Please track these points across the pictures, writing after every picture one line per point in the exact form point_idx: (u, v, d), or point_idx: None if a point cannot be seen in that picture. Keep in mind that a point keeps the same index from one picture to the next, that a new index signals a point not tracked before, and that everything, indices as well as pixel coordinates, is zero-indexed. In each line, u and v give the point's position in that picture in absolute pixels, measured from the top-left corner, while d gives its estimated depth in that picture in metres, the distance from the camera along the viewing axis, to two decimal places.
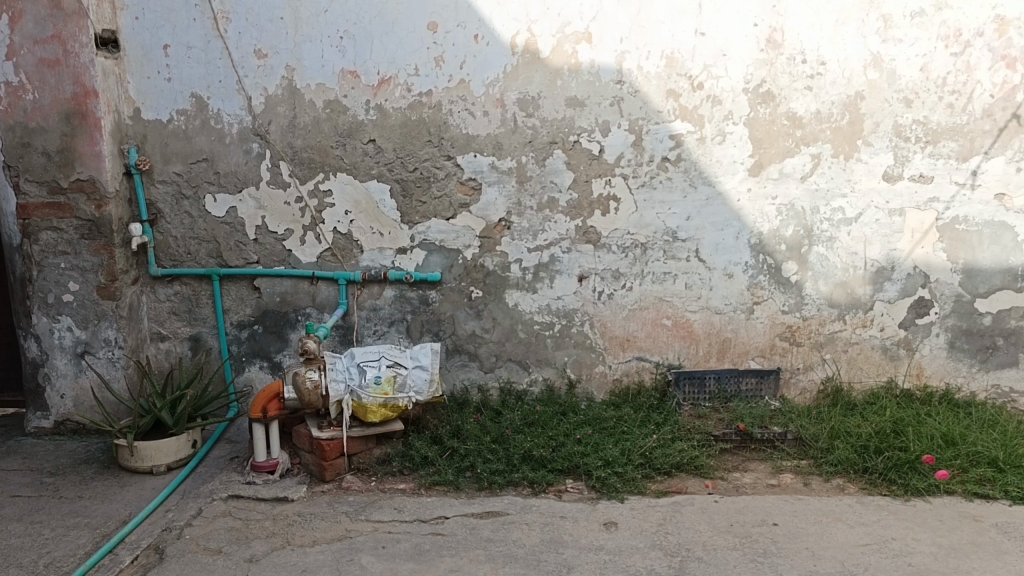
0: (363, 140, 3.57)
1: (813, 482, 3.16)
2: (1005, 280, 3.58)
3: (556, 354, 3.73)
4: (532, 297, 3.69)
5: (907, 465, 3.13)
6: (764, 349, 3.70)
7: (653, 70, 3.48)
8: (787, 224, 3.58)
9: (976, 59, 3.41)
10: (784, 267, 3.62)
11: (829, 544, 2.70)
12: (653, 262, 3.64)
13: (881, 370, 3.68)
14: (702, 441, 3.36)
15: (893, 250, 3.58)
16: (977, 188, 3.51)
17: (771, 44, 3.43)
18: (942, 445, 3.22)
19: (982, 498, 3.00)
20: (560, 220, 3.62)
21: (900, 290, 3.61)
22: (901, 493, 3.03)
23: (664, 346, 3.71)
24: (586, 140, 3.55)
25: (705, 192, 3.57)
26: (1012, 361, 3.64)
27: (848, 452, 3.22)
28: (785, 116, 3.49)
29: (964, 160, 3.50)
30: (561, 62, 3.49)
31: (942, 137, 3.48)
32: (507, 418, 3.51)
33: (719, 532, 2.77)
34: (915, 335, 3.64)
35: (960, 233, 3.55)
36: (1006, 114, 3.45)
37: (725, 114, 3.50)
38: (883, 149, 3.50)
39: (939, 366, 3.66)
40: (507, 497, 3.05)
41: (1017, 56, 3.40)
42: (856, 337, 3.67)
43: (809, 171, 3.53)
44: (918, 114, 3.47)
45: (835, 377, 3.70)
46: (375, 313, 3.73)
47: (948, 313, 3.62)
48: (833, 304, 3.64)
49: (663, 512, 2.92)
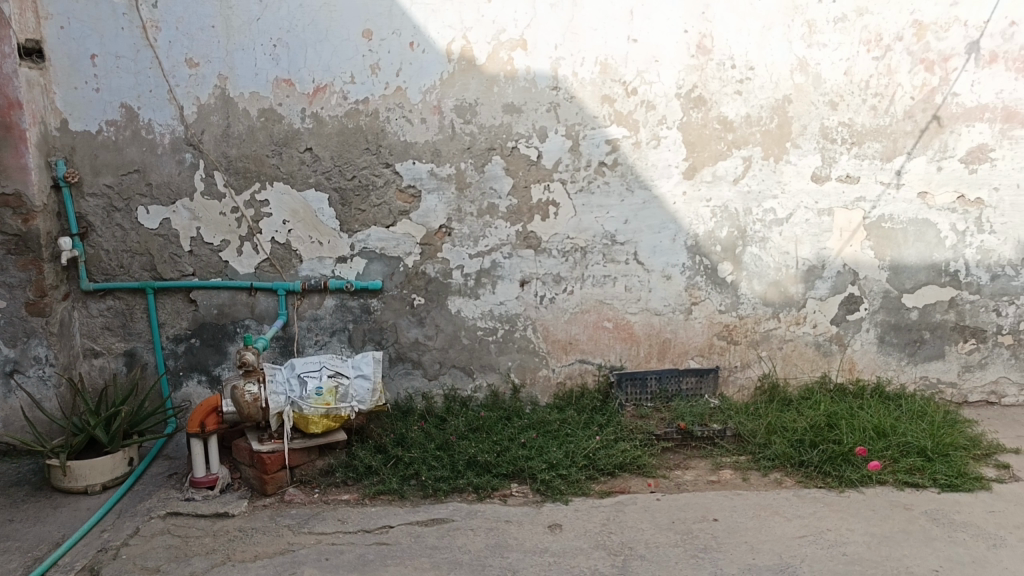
0: (299, 149, 3.55)
1: (752, 477, 3.23)
2: (930, 275, 3.70)
3: (500, 359, 3.74)
4: (474, 303, 3.70)
5: (841, 457, 3.22)
6: (702, 348, 3.77)
7: (588, 76, 3.52)
8: (721, 225, 3.66)
9: (897, 63, 3.53)
10: (719, 267, 3.70)
11: (767, 537, 2.76)
12: (592, 266, 3.69)
13: (815, 366, 3.78)
14: (644, 441, 3.41)
15: (823, 249, 3.68)
16: (900, 187, 3.64)
17: (701, 50, 3.51)
18: (874, 437, 3.32)
19: (912, 487, 3.10)
20: (500, 226, 3.64)
21: (831, 288, 3.71)
22: (835, 484, 3.12)
23: (605, 348, 3.76)
24: (524, 146, 3.58)
25: (641, 196, 3.63)
26: (938, 353, 3.77)
27: (785, 446, 3.31)
28: (716, 120, 3.57)
29: (888, 160, 3.62)
30: (496, 69, 3.52)
31: (867, 138, 3.60)
32: (451, 425, 3.50)
33: (661, 530, 2.82)
34: (846, 331, 3.75)
35: (886, 231, 3.67)
36: (926, 115, 3.58)
37: (659, 119, 3.56)
38: (811, 151, 3.60)
39: (870, 361, 3.78)
40: (452, 503, 3.04)
41: (935, 59, 3.53)
42: (790, 334, 3.76)
43: (741, 173, 3.62)
44: (843, 116, 3.57)
45: (771, 373, 3.78)
46: (315, 323, 3.69)
47: (877, 308, 3.73)
48: (767, 302, 3.73)
49: (606, 512, 2.95)
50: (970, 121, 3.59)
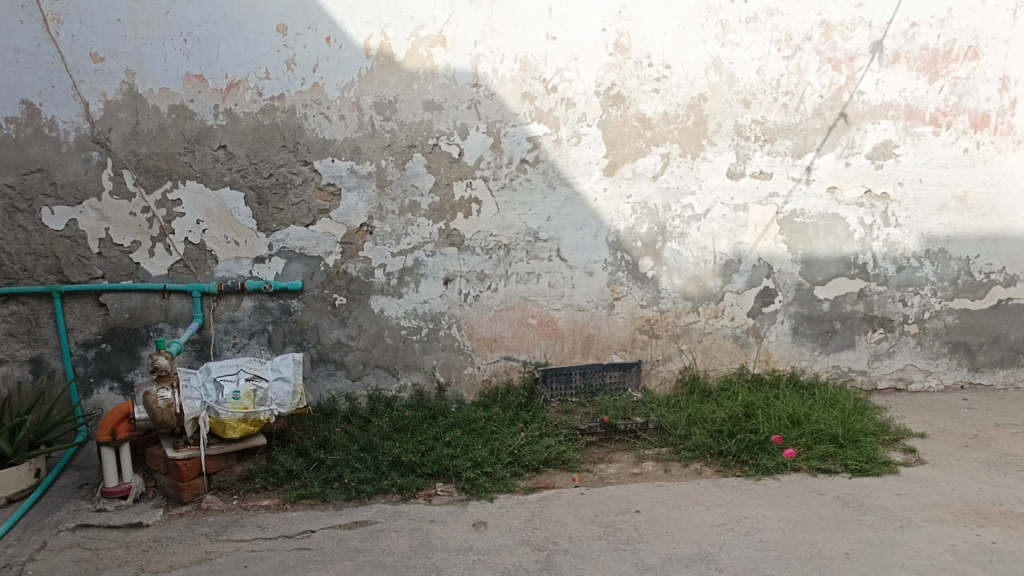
0: (213, 147, 3.45)
1: (673, 468, 3.29)
2: (840, 267, 3.83)
3: (424, 358, 3.72)
4: (397, 302, 3.66)
5: (758, 445, 3.31)
6: (625, 343, 3.82)
7: (508, 73, 3.53)
8: (641, 221, 3.71)
9: (806, 62, 3.64)
10: (640, 263, 3.75)
11: (687, 527, 2.81)
12: (516, 263, 3.69)
13: (733, 358, 3.88)
14: (569, 436, 3.44)
15: (739, 244, 3.77)
16: (811, 182, 3.75)
17: (619, 48, 3.55)
18: (789, 425, 3.42)
19: (825, 473, 3.20)
20: (422, 223, 3.62)
21: (747, 281, 3.81)
22: (752, 472, 3.20)
23: (530, 345, 3.77)
24: (445, 144, 3.56)
25: (563, 193, 3.66)
26: (849, 343, 3.91)
27: (704, 437, 3.38)
28: (635, 117, 3.62)
29: (799, 156, 3.73)
30: (415, 66, 3.49)
31: (779, 136, 3.70)
32: (375, 426, 3.46)
33: (585, 524, 2.84)
34: (762, 323, 3.86)
35: (798, 226, 3.78)
36: (834, 113, 3.70)
37: (579, 116, 3.59)
38: (726, 148, 3.69)
39: (785, 351, 3.89)
40: (376, 505, 3.01)
41: (842, 59, 3.65)
42: (709, 327, 3.84)
43: (660, 170, 3.68)
44: (756, 114, 3.67)
45: (692, 366, 3.86)
46: (233, 325, 3.60)
47: (791, 301, 3.85)
48: (687, 296, 3.80)
49: (531, 508, 2.96)
50: (875, 119, 3.72)
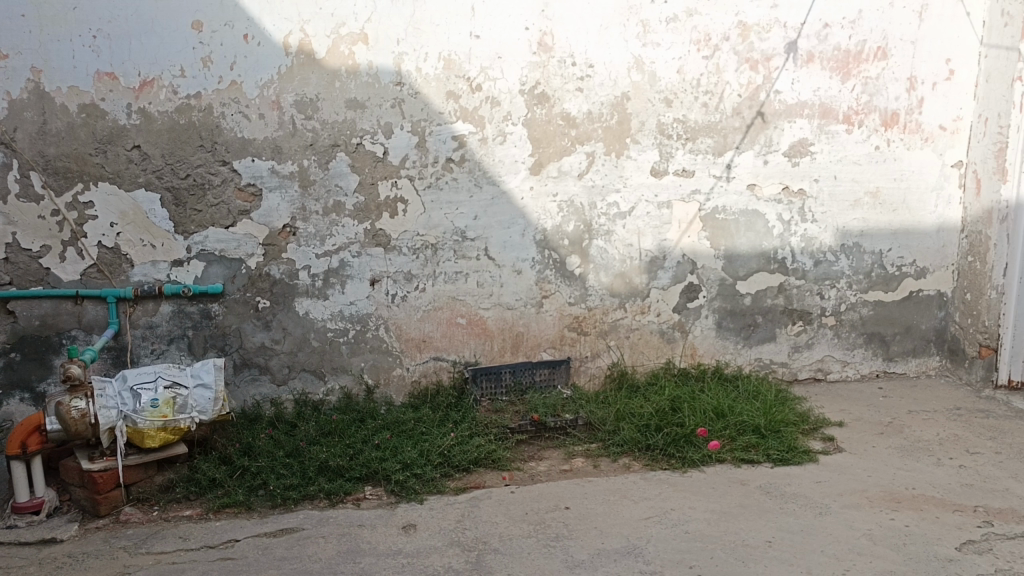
0: (126, 147, 3.33)
1: (602, 463, 3.32)
2: (761, 262, 3.92)
3: (352, 360, 3.67)
4: (323, 304, 3.60)
5: (684, 438, 3.37)
6: (554, 341, 3.84)
7: (432, 71, 3.50)
8: (567, 219, 3.73)
9: (724, 62, 3.71)
10: (567, 261, 3.77)
11: (615, 521, 2.85)
12: (443, 262, 3.67)
13: (660, 353, 3.94)
14: (499, 435, 3.44)
15: (664, 240, 3.83)
16: (731, 179, 3.83)
17: (543, 47, 3.56)
18: (713, 418, 3.49)
19: (749, 463, 3.28)
20: (347, 224, 3.56)
21: (672, 277, 3.87)
22: (679, 465, 3.26)
23: (459, 345, 3.75)
24: (369, 143, 3.52)
25: (489, 192, 3.65)
26: (770, 336, 4.01)
27: (632, 431, 3.42)
28: (560, 116, 3.63)
29: (720, 154, 3.80)
30: (337, 63, 3.43)
31: (700, 134, 3.77)
32: (301, 431, 3.40)
33: (515, 522, 2.84)
34: (687, 318, 3.93)
35: (720, 222, 3.86)
36: (752, 112, 3.79)
37: (504, 115, 3.59)
38: (649, 146, 3.74)
39: (709, 345, 3.97)
40: (303, 511, 2.96)
41: (759, 59, 3.74)
42: (636, 323, 3.89)
43: (585, 168, 3.70)
44: (678, 113, 3.73)
45: (620, 362, 3.90)
46: (152, 331, 3.49)
47: (714, 296, 3.92)
48: (614, 293, 3.84)
49: (461, 509, 2.95)
50: (791, 117, 3.82)
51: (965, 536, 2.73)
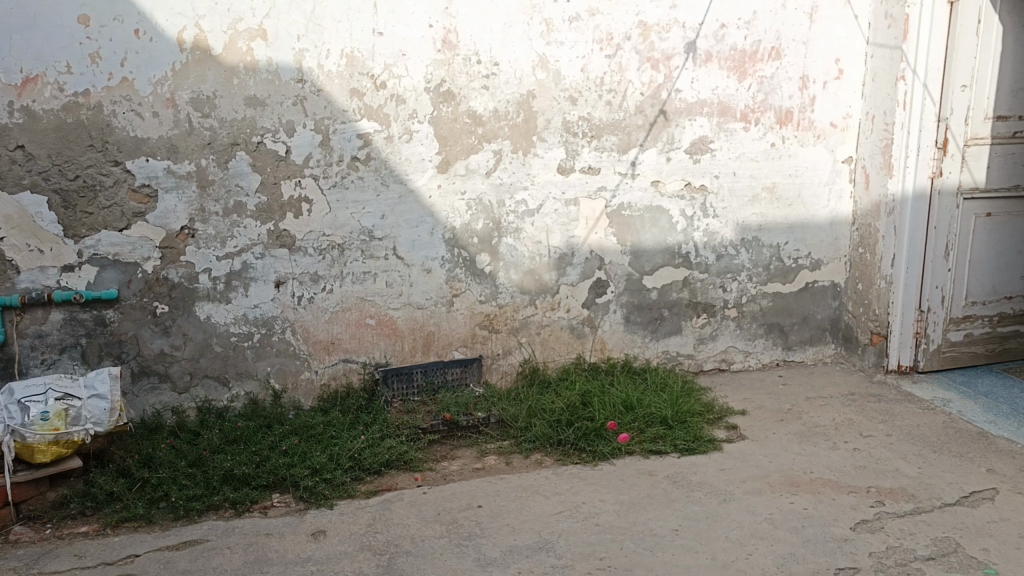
0: (8, 147, 3.15)
1: (514, 460, 3.34)
2: (666, 257, 4.02)
3: (258, 365, 3.58)
4: (226, 308, 3.50)
5: (594, 432, 3.42)
6: (465, 339, 3.83)
7: (334, 68, 3.44)
8: (476, 217, 3.73)
9: (627, 61, 3.78)
10: (477, 259, 3.77)
11: (527, 517, 2.87)
12: (351, 262, 3.62)
13: (570, 349, 3.98)
14: (410, 436, 3.41)
15: (572, 237, 3.88)
16: (636, 177, 3.90)
17: (447, 45, 3.55)
18: (623, 411, 3.56)
19: (657, 454, 3.36)
20: (249, 224, 3.47)
21: (580, 274, 3.92)
22: (589, 459, 3.31)
23: (369, 346, 3.70)
24: (271, 141, 3.43)
25: (397, 190, 3.61)
26: (676, 329, 4.11)
27: (544, 427, 3.45)
28: (466, 114, 3.63)
29: (624, 152, 3.87)
30: (235, 60, 3.33)
31: (605, 132, 3.83)
32: (205, 439, 3.29)
33: (426, 523, 2.83)
34: (597, 313, 3.98)
35: (625, 218, 3.93)
36: (655, 110, 3.86)
37: (410, 113, 3.56)
38: (555, 144, 3.77)
39: (618, 340, 4.04)
40: (207, 522, 2.86)
41: (660, 58, 3.81)
42: (546, 319, 3.92)
43: (493, 166, 3.71)
44: (583, 111, 3.77)
45: (531, 358, 3.93)
46: (41, 340, 3.31)
47: (622, 291, 3.99)
48: (524, 290, 3.86)
49: (372, 512, 2.91)
50: (692, 115, 3.91)
51: (859, 516, 2.88)
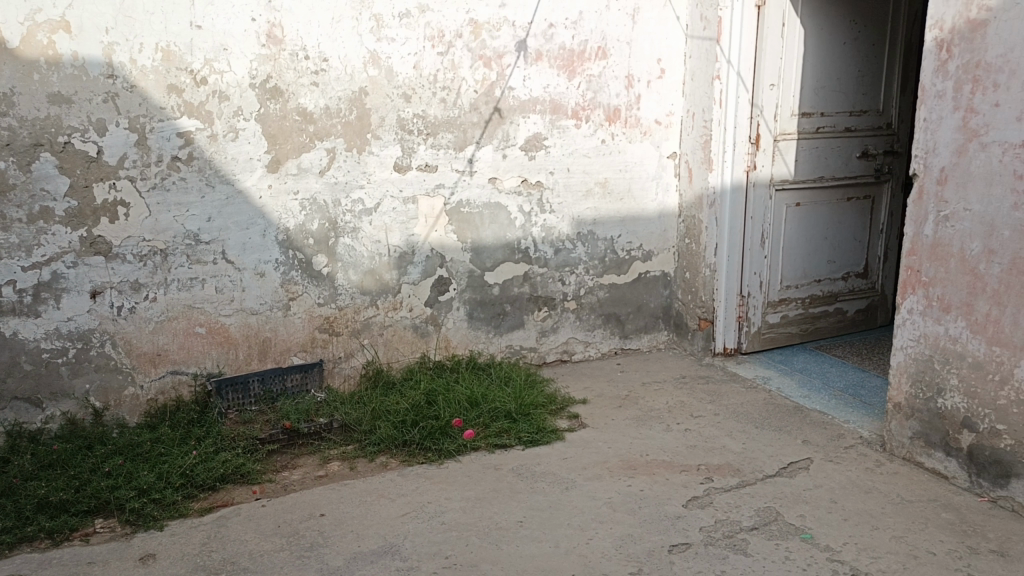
0: None
1: (358, 464, 3.27)
2: (506, 253, 4.06)
3: (75, 383, 3.32)
4: (35, 323, 3.22)
5: (439, 431, 3.41)
6: (305, 344, 3.72)
7: (149, 63, 3.23)
8: (311, 218, 3.63)
9: (459, 58, 3.78)
10: (313, 260, 3.67)
11: (372, 522, 2.82)
12: (176, 268, 3.42)
13: (414, 348, 3.96)
14: (248, 447, 3.27)
15: (411, 235, 3.84)
16: (473, 174, 3.92)
17: (272, 40, 3.42)
18: (467, 408, 3.58)
19: (502, 448, 3.40)
20: (58, 231, 3.20)
21: (421, 272, 3.90)
22: (435, 458, 3.30)
23: (200, 356, 3.52)
24: (80, 141, 3.18)
25: (224, 191, 3.45)
26: (519, 323, 4.18)
27: (388, 429, 3.41)
28: (296, 112, 3.51)
29: (460, 149, 3.88)
30: (34, 53, 3.06)
31: (440, 129, 3.82)
32: (14, 466, 3.01)
33: (266, 537, 2.73)
34: (439, 311, 3.98)
35: (464, 216, 3.94)
36: (489, 107, 3.90)
37: (235, 110, 3.41)
38: (390, 142, 3.72)
39: (462, 337, 4.06)
40: (18, 557, 2.62)
41: (491, 56, 3.85)
42: (388, 320, 3.88)
43: (326, 165, 3.61)
44: (417, 108, 3.75)
45: (375, 360, 3.87)
46: None
47: (464, 288, 4.01)
48: (364, 291, 3.79)
49: (207, 530, 2.77)
50: (525, 113, 3.98)
51: (691, 494, 3.04)
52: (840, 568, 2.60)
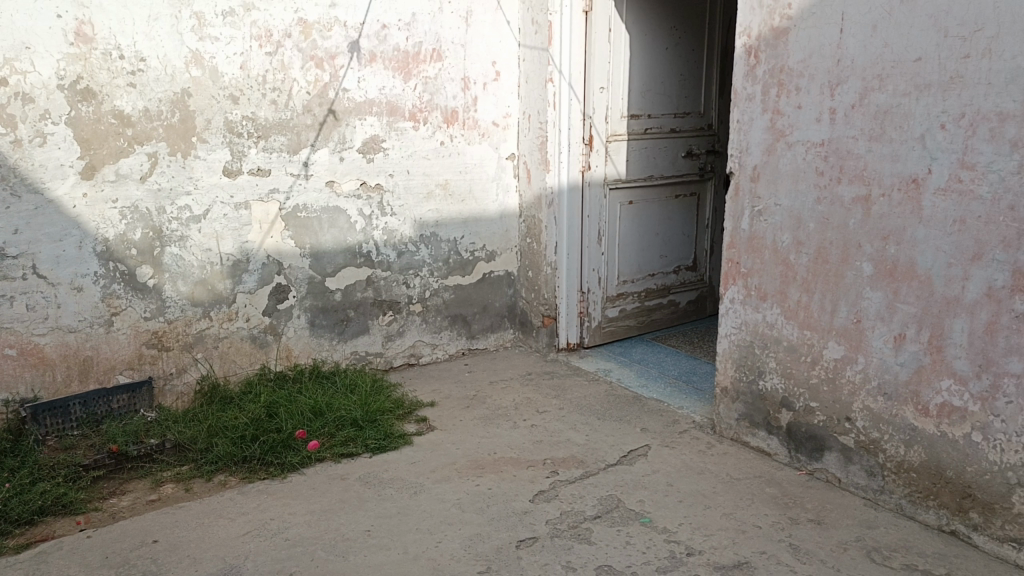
0: None
1: (195, 485, 3.11)
2: (347, 258, 3.99)
3: None
4: None
5: (282, 444, 3.31)
6: (132, 361, 3.50)
7: None
8: (133, 227, 3.41)
9: (289, 59, 3.67)
10: (138, 272, 3.45)
11: (210, 544, 2.69)
12: None
13: (253, 359, 3.82)
14: (70, 476, 3.04)
15: (245, 242, 3.70)
16: (309, 177, 3.82)
17: (81, 37, 3.19)
18: (311, 418, 3.49)
19: (348, 457, 3.33)
20: None
21: (258, 280, 3.76)
22: (278, 472, 3.19)
23: (10, 380, 3.23)
24: None
25: (31, 201, 3.18)
26: (363, 329, 4.12)
27: (227, 445, 3.26)
28: (111, 114, 3.29)
29: (294, 152, 3.77)
30: None
31: (272, 132, 3.69)
32: None
33: (92, 571, 2.54)
34: (278, 320, 3.86)
35: (301, 221, 3.83)
36: (323, 109, 3.81)
37: (40, 113, 3.14)
38: (218, 145, 3.56)
39: (304, 345, 3.95)
40: None
41: (323, 57, 3.76)
42: (224, 331, 3.72)
43: (148, 171, 3.41)
44: (246, 111, 3.61)
45: (210, 374, 3.70)
46: None
47: (304, 294, 3.90)
48: (195, 302, 3.61)
49: (22, 570, 2.54)
50: (360, 115, 3.92)
51: (537, 488, 3.11)
52: (676, 548, 2.74)
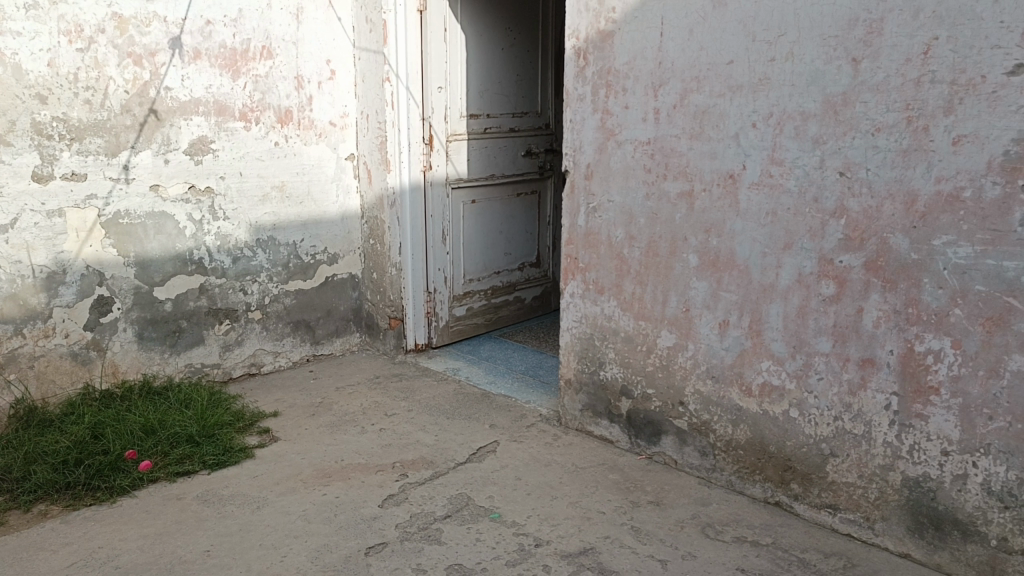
0: None
1: (10, 518, 2.85)
2: (177, 265, 3.79)
3: None
4: None
5: (110, 466, 3.09)
6: None
7: None
8: None
9: (103, 56, 3.43)
10: None
11: None
12: None
13: (74, 378, 3.54)
14: None
15: (60, 253, 3.42)
16: (131, 181, 3.60)
17: None
18: (142, 437, 3.29)
19: (185, 475, 3.16)
20: None
21: (77, 293, 3.49)
22: (106, 497, 2.98)
23: None
24: None
25: None
26: (198, 339, 3.92)
27: (46, 473, 3.01)
28: None
29: (114, 155, 3.53)
30: None
31: (87, 134, 3.44)
32: None
33: None
34: (102, 335, 3.60)
35: (124, 228, 3.60)
36: (144, 109, 3.59)
37: None
38: (25, 149, 3.27)
39: (132, 360, 3.72)
40: None
41: (142, 54, 3.54)
42: (39, 350, 3.43)
43: None
44: (56, 111, 3.34)
45: (25, 397, 3.39)
46: None
47: (130, 306, 3.67)
48: (4, 320, 3.30)
49: None
50: (186, 115, 3.72)
51: (386, 492, 3.07)
52: (525, 540, 2.78)
